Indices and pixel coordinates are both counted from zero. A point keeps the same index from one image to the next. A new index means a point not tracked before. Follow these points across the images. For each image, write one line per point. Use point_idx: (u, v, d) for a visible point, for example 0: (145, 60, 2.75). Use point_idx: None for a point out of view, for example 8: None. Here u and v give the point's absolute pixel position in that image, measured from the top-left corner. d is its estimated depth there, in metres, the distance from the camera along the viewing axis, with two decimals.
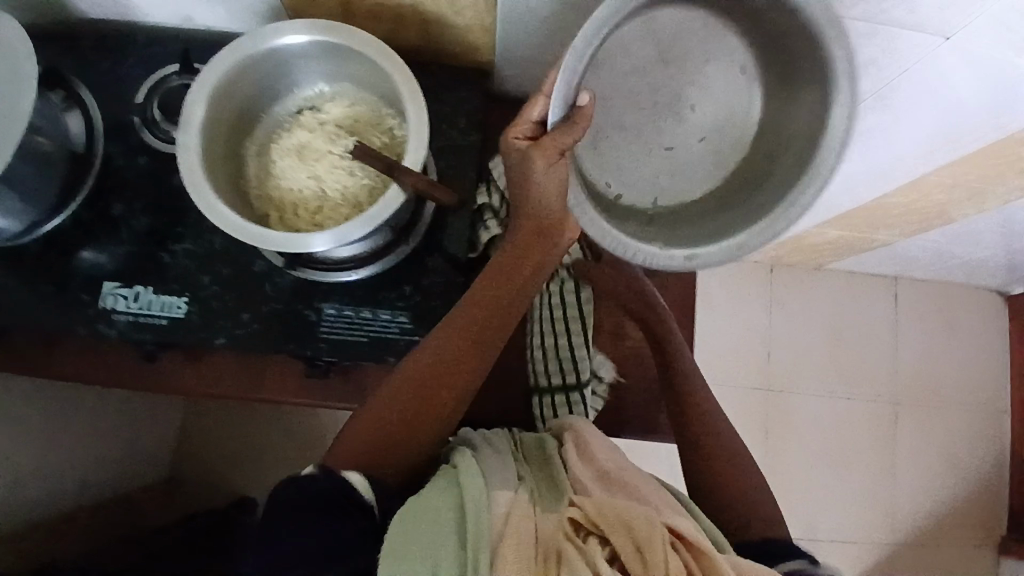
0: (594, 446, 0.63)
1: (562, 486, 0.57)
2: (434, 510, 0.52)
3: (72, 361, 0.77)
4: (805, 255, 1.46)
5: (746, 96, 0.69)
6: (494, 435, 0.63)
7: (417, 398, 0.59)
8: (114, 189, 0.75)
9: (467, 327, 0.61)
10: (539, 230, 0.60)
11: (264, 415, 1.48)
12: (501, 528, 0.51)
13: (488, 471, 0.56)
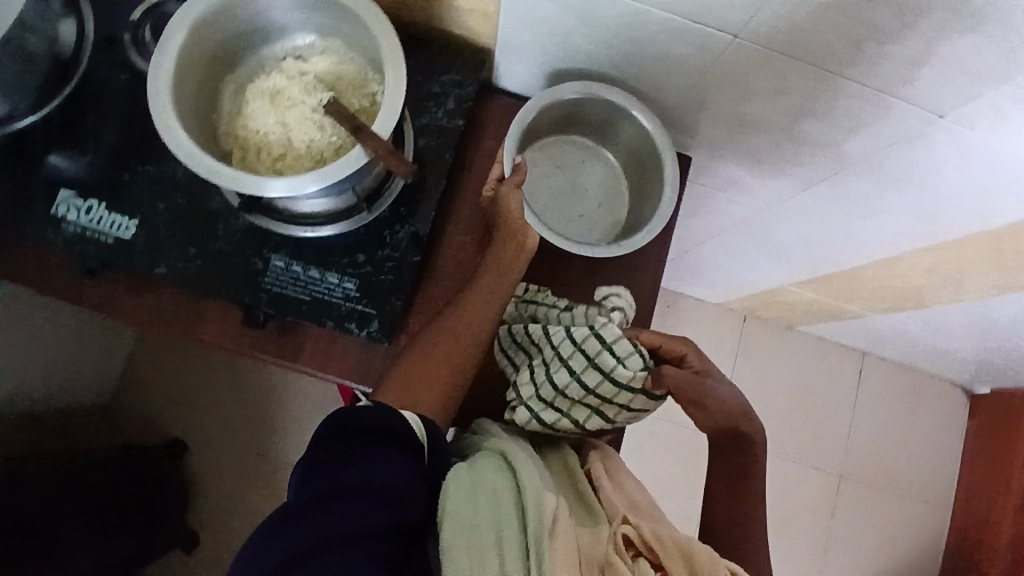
0: (621, 476, 0.69)
1: (595, 508, 0.63)
2: (486, 488, 0.56)
3: (12, 262, 0.75)
4: (779, 312, 1.46)
5: (595, 159, 0.86)
6: (521, 435, 0.69)
7: (444, 360, 0.69)
8: (90, 99, 0.75)
9: (483, 298, 0.72)
10: (512, 241, 0.72)
11: (212, 363, 1.44)
12: (556, 519, 0.55)
13: (539, 471, 0.61)
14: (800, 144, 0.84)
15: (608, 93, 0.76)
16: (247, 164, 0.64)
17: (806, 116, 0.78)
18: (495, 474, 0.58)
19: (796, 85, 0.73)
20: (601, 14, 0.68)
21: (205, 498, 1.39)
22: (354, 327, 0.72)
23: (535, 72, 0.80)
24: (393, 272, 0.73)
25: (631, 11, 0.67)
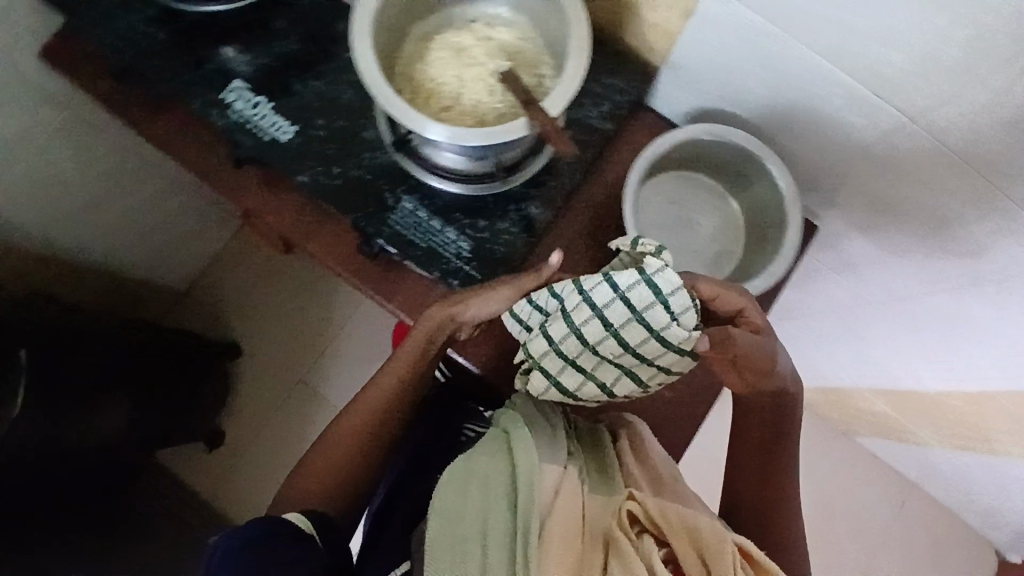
0: (649, 451, 0.69)
1: (612, 475, 0.67)
2: (479, 478, 0.64)
3: (174, 130, 0.82)
4: (839, 412, 1.40)
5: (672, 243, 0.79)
6: (545, 409, 0.70)
7: (395, 381, 0.73)
8: (285, 7, 0.79)
9: (394, 394, 0.73)
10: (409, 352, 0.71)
11: (283, 282, 1.50)
12: (547, 500, 0.61)
13: (539, 451, 0.65)
14: (932, 244, 0.81)
15: (734, 136, 0.74)
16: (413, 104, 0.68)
17: (952, 216, 0.76)
18: (492, 459, 0.65)
19: (951, 181, 0.71)
20: (784, 61, 0.69)
21: (243, 403, 1.47)
22: (455, 285, 0.75)
23: (693, 100, 0.81)
24: (505, 245, 0.76)
25: (816, 67, 0.68)
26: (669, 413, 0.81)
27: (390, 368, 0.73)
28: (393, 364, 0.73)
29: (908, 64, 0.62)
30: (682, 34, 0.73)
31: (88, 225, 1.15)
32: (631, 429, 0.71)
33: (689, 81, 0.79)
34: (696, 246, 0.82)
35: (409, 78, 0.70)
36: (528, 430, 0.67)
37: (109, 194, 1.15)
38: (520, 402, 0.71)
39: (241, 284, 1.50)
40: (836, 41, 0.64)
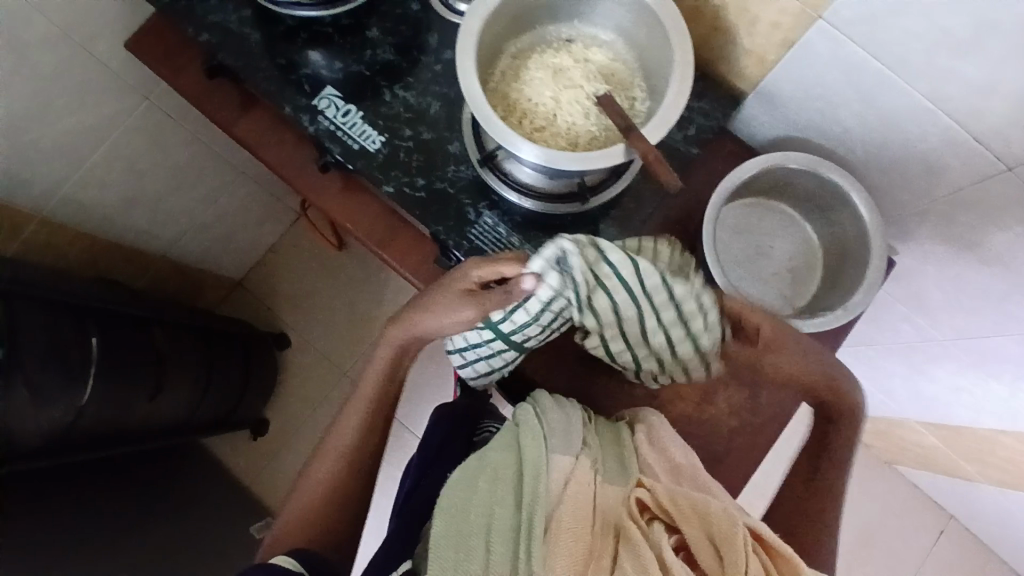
0: (667, 443, 0.69)
1: (627, 463, 0.66)
2: (489, 471, 0.61)
3: (259, 129, 0.84)
4: (885, 440, 1.38)
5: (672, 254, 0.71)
6: (565, 406, 0.69)
7: (359, 423, 0.71)
8: (378, 15, 0.80)
9: (358, 430, 0.72)
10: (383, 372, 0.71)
11: (337, 277, 1.54)
12: (559, 491, 0.59)
13: (549, 442, 0.63)
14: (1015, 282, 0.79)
15: (824, 171, 0.74)
16: (507, 122, 0.68)
17: None
18: (503, 450, 0.63)
19: None
20: (882, 97, 0.68)
21: (288, 393, 1.50)
22: None
23: (781, 128, 0.81)
24: None
25: (917, 107, 0.66)
26: (733, 441, 0.81)
27: (349, 415, 0.72)
28: (355, 403, 0.72)
29: (1016, 116, 0.60)
30: (778, 62, 0.73)
31: (157, 216, 1.17)
32: (647, 424, 0.71)
33: (779, 109, 0.78)
34: (772, 275, 0.82)
35: (502, 96, 0.70)
36: (540, 422, 0.65)
37: (178, 185, 1.16)
38: (542, 400, 0.69)
39: (297, 276, 1.54)
40: (943, 85, 0.62)
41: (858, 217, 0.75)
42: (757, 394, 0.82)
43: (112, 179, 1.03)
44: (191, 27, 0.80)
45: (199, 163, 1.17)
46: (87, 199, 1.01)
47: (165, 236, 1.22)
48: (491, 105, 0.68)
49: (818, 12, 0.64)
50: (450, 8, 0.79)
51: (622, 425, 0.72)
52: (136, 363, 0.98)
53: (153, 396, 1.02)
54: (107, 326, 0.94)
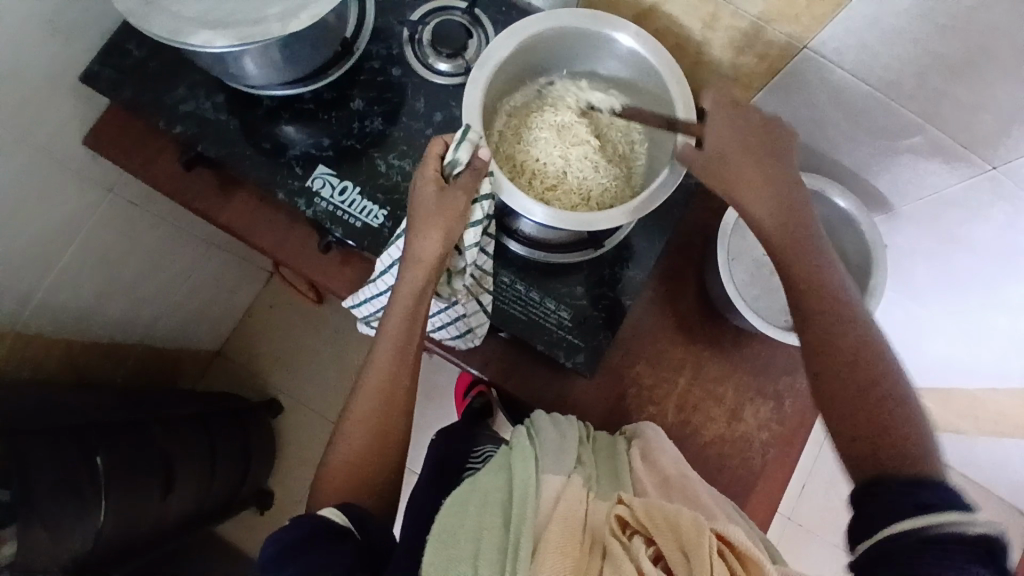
0: (659, 454, 0.72)
1: (621, 478, 0.69)
2: (478, 495, 0.61)
3: (247, 212, 0.81)
4: None
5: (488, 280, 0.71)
6: (562, 427, 0.72)
7: (401, 339, 0.66)
8: (359, 84, 0.78)
9: (390, 375, 0.67)
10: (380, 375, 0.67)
11: (322, 331, 1.49)
12: (547, 509, 0.59)
13: (540, 462, 0.65)
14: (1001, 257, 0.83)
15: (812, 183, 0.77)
16: (518, 185, 0.68)
17: None
18: (493, 477, 0.64)
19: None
20: (870, 111, 0.72)
21: (289, 460, 1.43)
22: (561, 356, 0.75)
23: None
24: (604, 312, 0.76)
25: (903, 120, 0.70)
26: (768, 455, 0.83)
27: (384, 349, 0.67)
28: (380, 356, 0.67)
29: (1000, 121, 0.64)
30: (763, 88, 0.76)
31: (132, 305, 1.10)
32: (644, 439, 0.74)
33: None
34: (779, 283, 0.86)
35: (508, 158, 0.70)
36: (531, 446, 0.67)
37: (151, 269, 1.09)
38: (536, 419, 0.72)
39: (281, 336, 1.49)
40: (929, 100, 0.66)
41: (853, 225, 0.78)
42: (783, 402, 0.85)
43: (83, 278, 0.95)
44: (165, 120, 0.76)
45: (171, 240, 1.10)
46: (60, 303, 0.93)
47: (141, 323, 1.15)
48: (501, 169, 0.68)
49: (803, 43, 0.67)
50: (430, 67, 0.78)
51: (619, 439, 0.76)
52: (145, 466, 0.92)
53: (166, 492, 0.97)
54: (111, 439, 0.88)
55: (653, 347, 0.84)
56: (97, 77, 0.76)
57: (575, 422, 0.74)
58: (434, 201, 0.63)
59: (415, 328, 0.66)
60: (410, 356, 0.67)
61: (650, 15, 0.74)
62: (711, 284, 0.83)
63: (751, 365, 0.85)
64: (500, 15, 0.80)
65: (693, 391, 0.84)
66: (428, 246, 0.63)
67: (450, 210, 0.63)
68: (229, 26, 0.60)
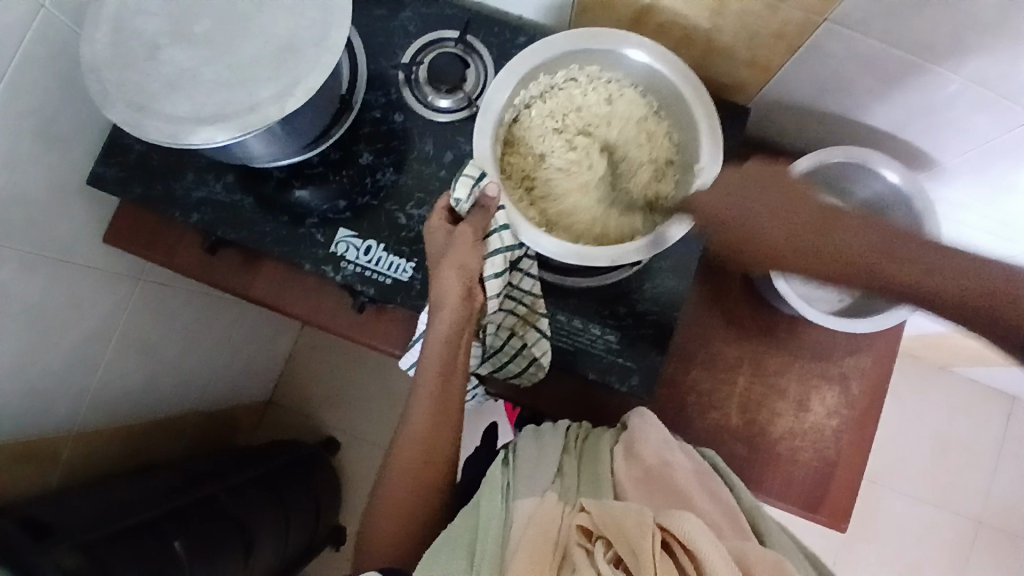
0: (640, 445, 0.65)
1: (602, 481, 0.62)
2: (450, 542, 0.58)
3: (271, 281, 0.80)
4: (938, 350, 1.37)
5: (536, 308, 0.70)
6: (543, 437, 0.68)
7: (438, 381, 0.65)
8: (363, 137, 0.76)
9: (431, 417, 0.66)
10: (427, 420, 0.66)
11: (363, 362, 1.50)
12: (516, 537, 0.56)
13: (512, 490, 0.61)
14: None
15: (843, 156, 0.73)
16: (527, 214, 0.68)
17: None
18: (463, 517, 0.61)
19: None
20: (904, 78, 0.66)
21: (355, 496, 1.44)
22: (615, 381, 0.73)
23: (795, 121, 0.79)
24: (655, 329, 0.74)
25: (938, 80, 0.65)
26: (842, 440, 0.81)
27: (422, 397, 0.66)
28: (421, 400, 0.66)
29: None
30: (783, 67, 0.71)
31: (181, 379, 1.11)
32: (629, 431, 0.67)
33: (790, 107, 0.77)
34: None
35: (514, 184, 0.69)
36: (502, 470, 0.64)
37: (190, 341, 1.09)
38: (524, 437, 0.69)
39: (325, 374, 1.49)
40: (969, 58, 0.61)
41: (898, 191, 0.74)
42: (848, 384, 0.82)
43: (124, 367, 0.96)
44: (179, 211, 0.75)
45: (206, 308, 1.10)
46: (108, 392, 0.94)
47: (194, 392, 1.17)
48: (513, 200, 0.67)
49: (823, 18, 0.62)
50: (431, 105, 0.76)
51: (608, 432, 0.70)
52: (221, 539, 0.93)
53: (246, 557, 0.98)
54: (184, 523, 0.89)
55: (707, 349, 0.81)
56: (104, 177, 0.76)
57: (560, 429, 0.70)
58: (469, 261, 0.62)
59: (451, 374, 0.66)
60: (446, 395, 0.66)
61: (650, 12, 0.70)
62: (757, 276, 0.80)
63: (811, 353, 0.82)
64: (493, 38, 0.77)
65: (755, 388, 0.81)
66: (448, 285, 0.62)
67: None
68: (226, 117, 0.58)
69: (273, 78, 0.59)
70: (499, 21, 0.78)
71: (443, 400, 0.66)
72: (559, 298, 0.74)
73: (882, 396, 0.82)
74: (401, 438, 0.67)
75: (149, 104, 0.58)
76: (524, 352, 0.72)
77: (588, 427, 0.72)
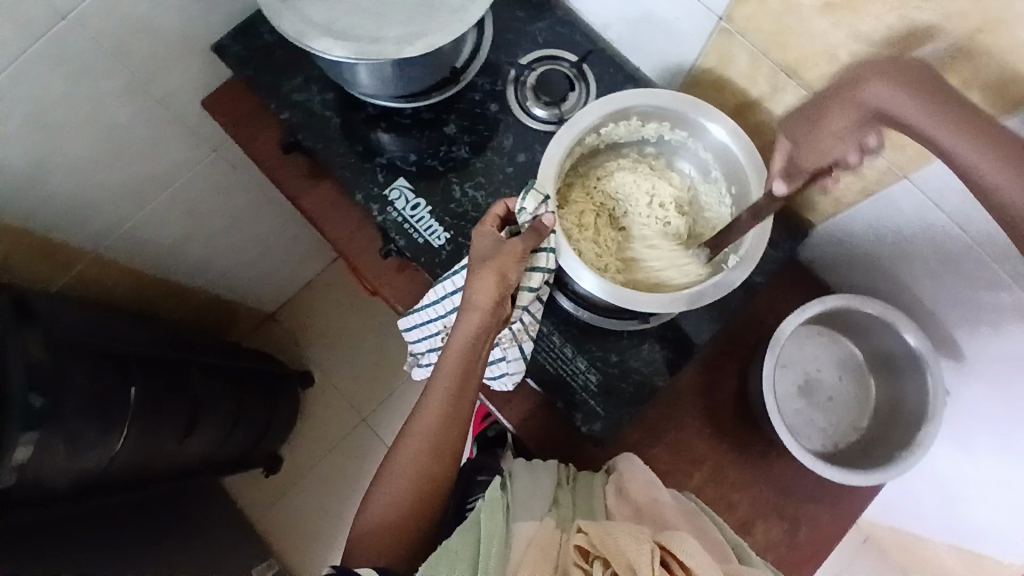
0: (631, 486, 0.68)
1: (596, 509, 0.66)
2: (453, 557, 0.60)
3: (319, 199, 0.85)
4: (906, 556, 1.32)
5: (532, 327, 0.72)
6: (538, 468, 0.69)
7: (457, 380, 0.67)
8: (455, 110, 0.82)
9: (444, 414, 0.67)
10: (440, 416, 0.67)
11: (367, 319, 1.54)
12: (517, 559, 0.59)
13: (513, 511, 0.63)
14: None
15: (869, 306, 0.75)
16: (564, 226, 0.72)
17: None
18: (462, 534, 0.62)
19: None
20: (959, 258, 0.67)
21: (306, 434, 1.47)
22: (579, 418, 0.75)
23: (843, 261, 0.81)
24: (636, 389, 0.75)
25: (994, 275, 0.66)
26: None
27: (433, 393, 0.67)
28: (434, 396, 0.67)
29: None
30: (852, 206, 0.73)
31: (205, 256, 1.17)
32: (619, 471, 0.69)
33: (846, 247, 0.79)
34: (824, 402, 0.82)
35: (566, 196, 0.74)
36: (502, 492, 0.65)
37: (231, 224, 1.15)
38: (517, 468, 0.69)
39: (330, 314, 1.54)
40: None
41: (919, 361, 0.75)
42: (798, 526, 0.80)
43: (164, 221, 1.02)
44: (275, 105, 0.82)
45: (257, 205, 1.16)
46: (141, 235, 1.01)
47: (213, 273, 1.23)
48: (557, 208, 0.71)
49: (904, 173, 0.64)
50: (525, 109, 0.81)
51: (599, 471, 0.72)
52: (171, 407, 0.97)
53: (185, 434, 1.01)
54: (149, 374, 0.93)
55: (677, 434, 0.81)
56: (227, 51, 0.83)
57: (551, 465, 0.70)
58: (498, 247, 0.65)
59: (470, 375, 0.67)
60: (462, 395, 0.67)
61: (751, 107, 0.74)
62: (751, 388, 0.80)
63: (775, 482, 0.81)
64: (605, 75, 0.82)
65: (707, 490, 0.80)
66: (485, 287, 0.64)
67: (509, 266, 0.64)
68: (350, 38, 0.64)
69: (404, 23, 0.65)
70: (617, 63, 0.83)
71: (458, 398, 0.67)
72: (560, 321, 0.77)
73: (826, 554, 0.81)
74: (415, 431, 0.68)
75: (293, 2, 0.65)
76: (504, 365, 0.73)
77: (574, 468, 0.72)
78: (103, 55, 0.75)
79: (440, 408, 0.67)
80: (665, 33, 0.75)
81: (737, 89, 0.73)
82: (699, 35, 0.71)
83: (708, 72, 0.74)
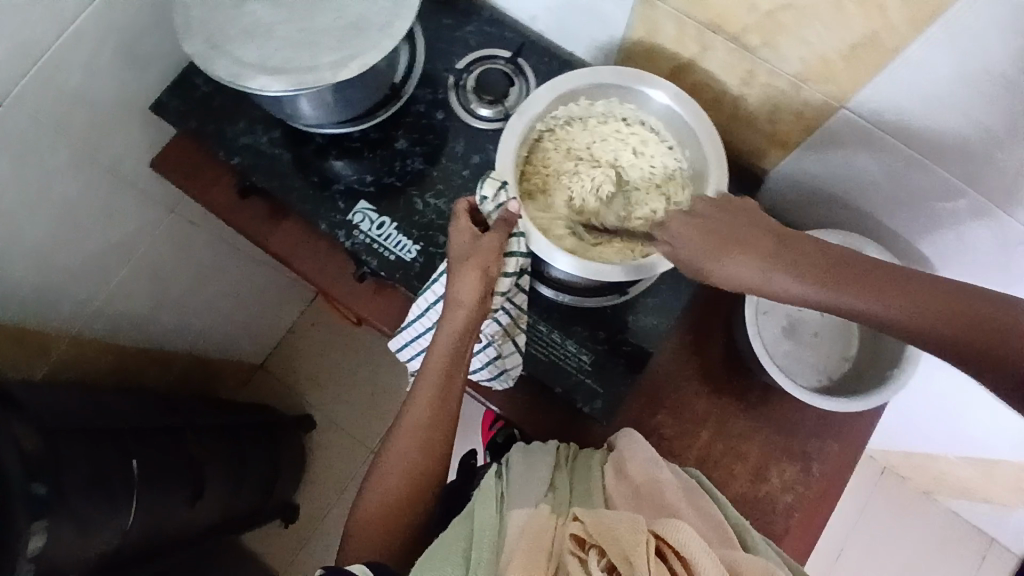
0: (628, 464, 0.67)
1: (593, 494, 0.65)
2: (445, 553, 0.60)
3: (285, 236, 0.85)
4: (922, 476, 1.35)
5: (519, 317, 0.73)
6: (533, 456, 0.70)
7: (443, 374, 0.68)
8: (403, 125, 0.82)
9: (434, 408, 0.68)
10: (428, 411, 0.68)
11: (356, 352, 1.53)
12: (510, 547, 0.57)
13: (506, 501, 0.63)
14: None
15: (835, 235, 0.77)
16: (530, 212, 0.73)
17: None
18: (455, 528, 0.63)
19: None
20: (909, 174, 0.69)
21: (316, 477, 1.46)
22: (579, 399, 0.75)
23: (802, 200, 0.83)
24: (629, 361, 0.76)
25: (944, 184, 0.68)
26: (793, 518, 0.80)
27: (423, 392, 0.68)
28: (422, 393, 0.68)
29: None
30: (800, 145, 0.76)
31: (182, 318, 1.16)
32: (617, 451, 0.69)
33: (802, 186, 0.81)
34: (811, 338, 0.84)
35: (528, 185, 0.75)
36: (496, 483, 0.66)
37: (202, 282, 1.14)
38: (513, 457, 0.70)
39: (318, 354, 1.53)
40: (974, 171, 0.64)
41: None
42: (810, 463, 0.82)
43: (133, 290, 1.01)
44: (224, 152, 0.82)
45: (224, 257, 1.15)
46: (112, 308, 0.99)
47: (193, 334, 1.22)
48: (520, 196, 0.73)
49: (841, 103, 0.67)
50: (470, 111, 0.82)
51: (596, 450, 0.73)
52: (175, 475, 0.95)
53: (194, 498, 1.00)
54: (146, 446, 0.92)
55: (678, 397, 0.83)
56: (166, 108, 0.83)
57: (550, 447, 0.72)
58: (469, 245, 0.66)
59: (456, 369, 0.68)
60: (449, 388, 0.68)
61: (686, 69, 0.76)
62: (740, 339, 0.82)
63: (780, 425, 0.82)
64: (542, 65, 0.84)
65: (717, 445, 0.81)
66: (468, 284, 0.65)
67: (487, 261, 0.65)
68: (285, 71, 0.65)
69: (335, 48, 0.66)
70: (552, 52, 0.85)
71: (447, 392, 0.68)
72: (543, 309, 0.78)
73: (842, 484, 0.82)
74: (402, 426, 0.69)
75: (222, 46, 0.65)
76: (499, 362, 0.73)
77: (574, 447, 0.73)
78: (42, 134, 0.75)
79: (430, 403, 0.68)
80: (591, 14, 0.77)
81: (669, 55, 0.75)
82: (623, 9, 0.73)
83: (639, 43, 0.76)
